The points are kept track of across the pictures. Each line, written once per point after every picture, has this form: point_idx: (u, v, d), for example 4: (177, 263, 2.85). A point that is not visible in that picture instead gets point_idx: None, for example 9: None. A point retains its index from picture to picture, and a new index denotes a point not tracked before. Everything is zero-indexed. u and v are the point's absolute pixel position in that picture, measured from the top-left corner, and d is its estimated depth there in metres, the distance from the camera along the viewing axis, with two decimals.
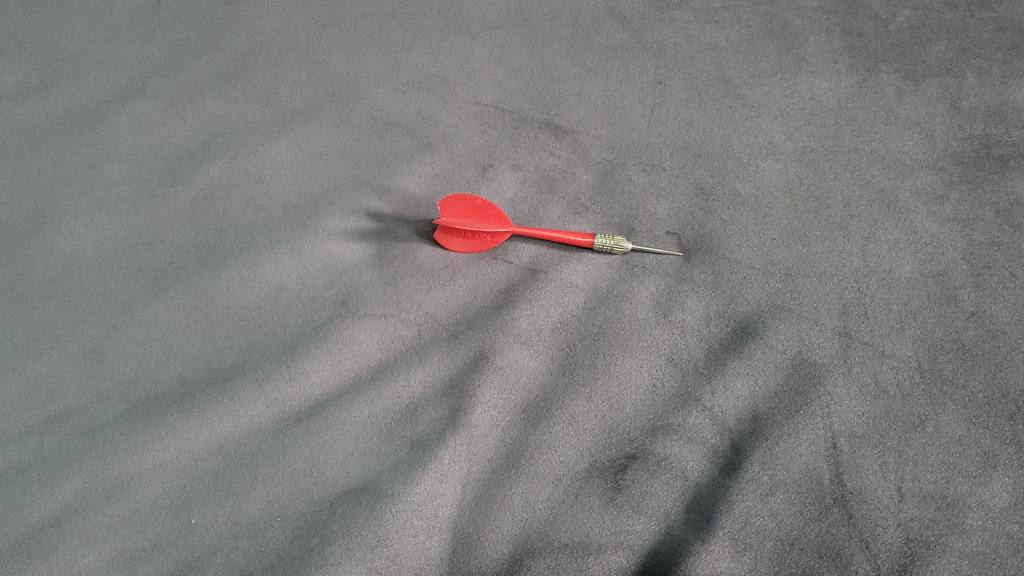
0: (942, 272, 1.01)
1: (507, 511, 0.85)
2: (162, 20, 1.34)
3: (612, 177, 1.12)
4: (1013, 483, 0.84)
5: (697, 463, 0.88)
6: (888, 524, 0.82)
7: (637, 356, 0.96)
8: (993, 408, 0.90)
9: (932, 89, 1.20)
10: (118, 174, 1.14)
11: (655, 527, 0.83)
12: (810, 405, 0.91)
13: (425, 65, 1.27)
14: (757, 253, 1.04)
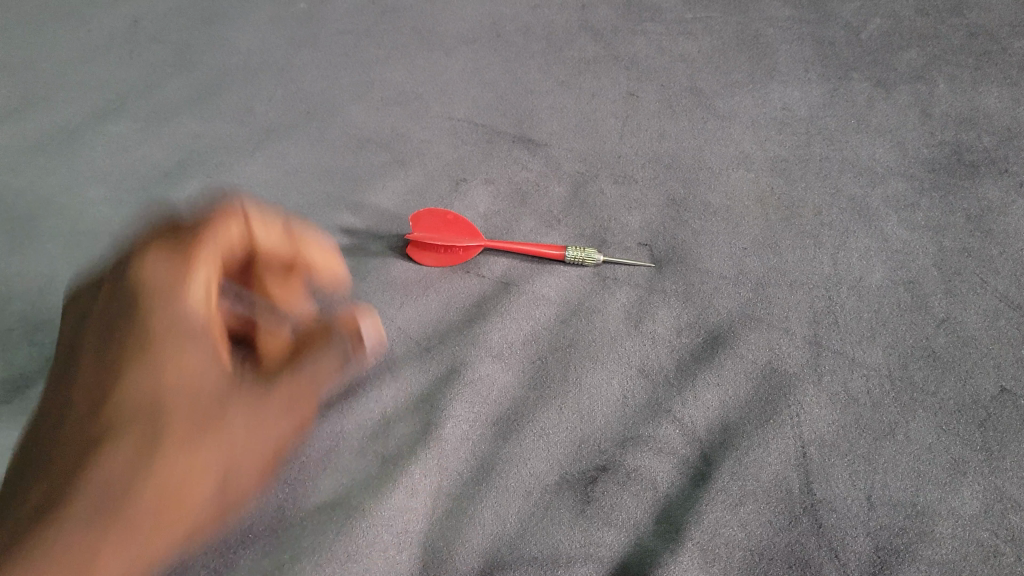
0: (912, 279, 1.02)
1: (477, 525, 0.85)
2: (139, 41, 1.35)
3: (584, 189, 1.12)
4: (983, 490, 0.85)
5: (667, 474, 0.88)
6: (857, 533, 0.83)
7: (608, 368, 0.97)
8: (964, 415, 0.91)
9: (903, 96, 1.20)
10: (95, 194, 1.15)
11: (625, 539, 0.84)
12: (780, 414, 0.92)
13: (398, 81, 1.27)
14: (729, 263, 1.05)
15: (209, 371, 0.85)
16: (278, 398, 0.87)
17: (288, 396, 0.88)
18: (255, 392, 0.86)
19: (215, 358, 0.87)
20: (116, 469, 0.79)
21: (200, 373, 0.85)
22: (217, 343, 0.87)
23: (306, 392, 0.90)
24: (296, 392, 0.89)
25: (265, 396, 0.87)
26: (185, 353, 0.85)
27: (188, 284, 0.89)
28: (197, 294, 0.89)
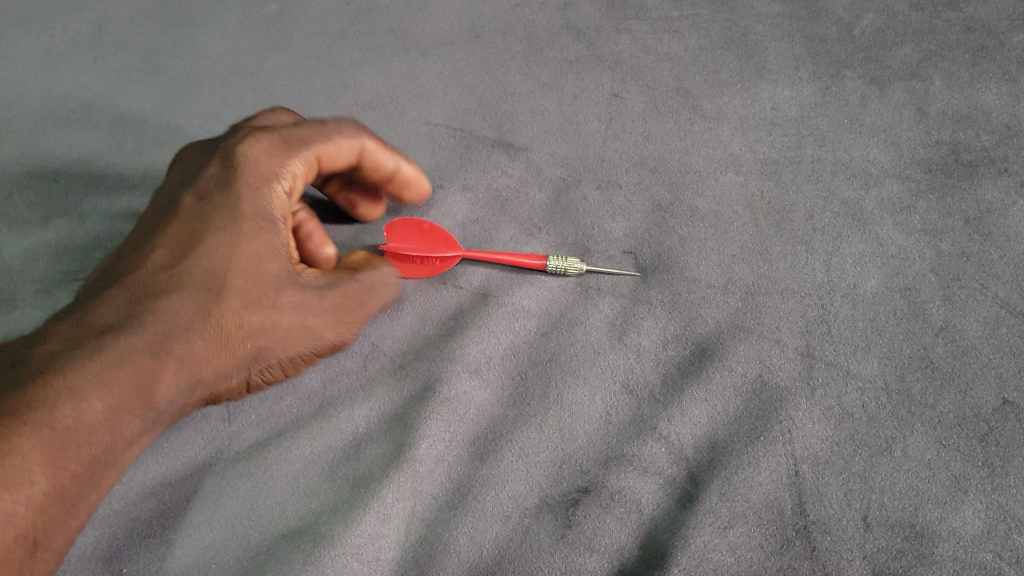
0: (908, 285, 0.98)
1: (453, 553, 0.81)
2: (105, 46, 1.27)
3: (566, 195, 1.08)
4: (986, 508, 0.82)
5: (652, 496, 0.84)
6: (852, 557, 0.80)
7: (591, 383, 0.92)
8: (965, 429, 0.87)
9: (898, 94, 1.15)
10: (56, 205, 1.07)
11: (608, 566, 0.80)
12: (771, 431, 0.88)
13: (374, 85, 1.21)
14: (717, 271, 1.00)
15: (263, 279, 0.86)
16: (306, 317, 0.87)
17: (321, 322, 0.88)
18: (296, 308, 0.86)
19: (263, 264, 0.86)
20: (112, 396, 0.75)
21: (243, 283, 0.85)
22: (273, 246, 0.87)
23: (329, 317, 0.89)
24: (335, 316, 0.89)
25: (299, 310, 0.87)
26: (246, 276, 0.85)
27: (253, 210, 0.88)
28: (259, 227, 0.87)
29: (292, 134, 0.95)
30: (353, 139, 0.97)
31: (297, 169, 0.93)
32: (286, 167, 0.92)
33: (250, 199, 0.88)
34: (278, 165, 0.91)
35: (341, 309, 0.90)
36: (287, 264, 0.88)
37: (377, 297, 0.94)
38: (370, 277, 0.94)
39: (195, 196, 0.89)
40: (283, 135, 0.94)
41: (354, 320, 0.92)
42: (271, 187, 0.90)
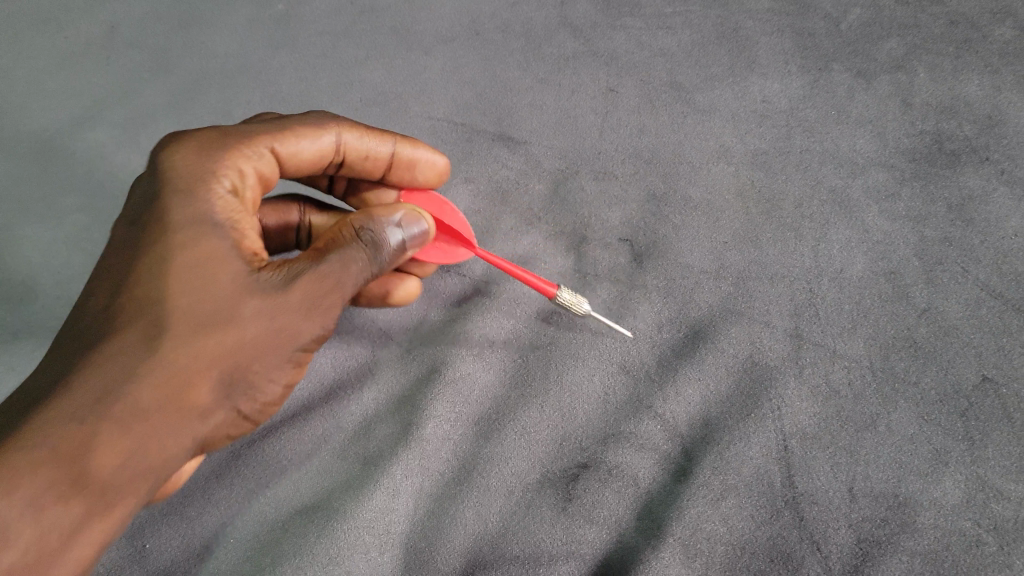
0: (893, 269, 1.02)
1: (459, 525, 0.86)
2: (116, 46, 1.28)
3: (564, 185, 1.12)
4: (965, 479, 0.86)
5: (648, 471, 0.89)
6: (839, 526, 0.84)
7: (589, 365, 0.96)
8: (946, 405, 0.91)
9: (884, 86, 1.19)
10: (72, 202, 1.11)
11: (607, 536, 0.85)
12: (761, 409, 0.92)
13: (377, 81, 1.23)
14: (709, 258, 1.04)
15: (203, 295, 0.72)
16: (275, 316, 0.74)
17: (289, 316, 0.75)
18: (260, 310, 0.74)
19: (208, 271, 0.74)
20: (52, 481, 0.62)
21: (183, 304, 0.71)
22: (211, 252, 0.75)
23: (298, 300, 0.76)
24: (311, 306, 0.77)
25: (259, 314, 0.74)
26: (185, 293, 0.72)
27: (191, 219, 0.77)
28: (204, 233, 0.76)
29: (228, 131, 0.88)
30: (324, 134, 0.95)
31: (251, 169, 0.86)
32: (231, 160, 0.84)
33: (188, 208, 0.77)
34: (213, 160, 0.83)
35: (322, 296, 0.78)
36: (229, 271, 0.75)
37: (347, 257, 0.81)
38: (347, 248, 0.82)
39: (127, 222, 0.77)
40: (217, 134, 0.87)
41: (330, 303, 0.79)
42: (203, 182, 0.80)
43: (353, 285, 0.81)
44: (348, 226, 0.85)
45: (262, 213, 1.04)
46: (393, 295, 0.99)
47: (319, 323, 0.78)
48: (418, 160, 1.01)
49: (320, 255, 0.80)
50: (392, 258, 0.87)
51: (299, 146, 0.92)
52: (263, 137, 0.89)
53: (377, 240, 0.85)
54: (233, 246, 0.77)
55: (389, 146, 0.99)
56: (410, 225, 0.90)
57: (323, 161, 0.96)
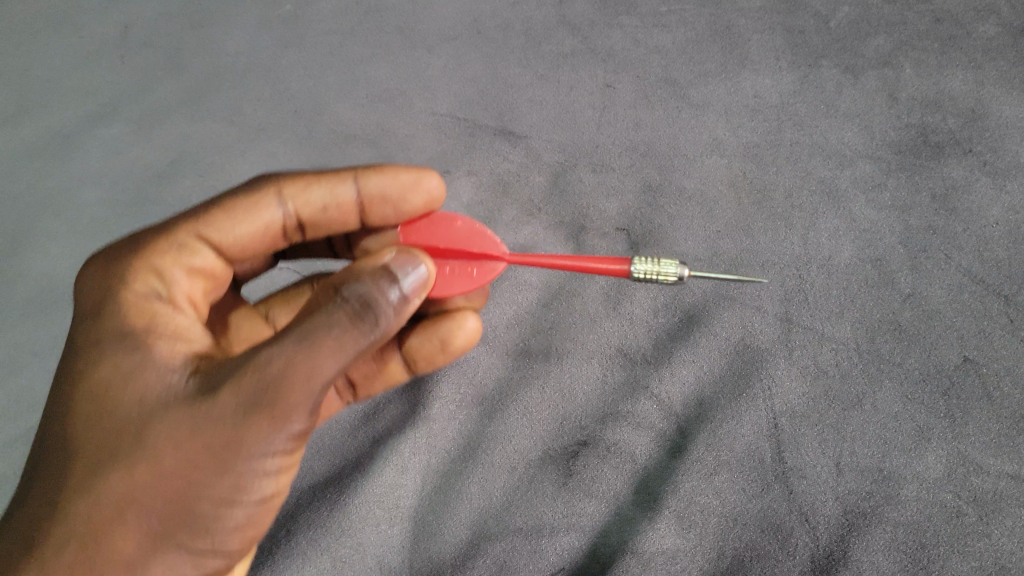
0: (879, 256, 1.06)
1: (465, 500, 0.92)
2: (129, 46, 1.31)
3: (564, 177, 1.16)
4: (947, 454, 0.91)
5: (645, 448, 0.94)
6: (826, 498, 0.89)
7: (588, 348, 1.01)
8: (929, 383, 0.95)
9: (870, 82, 1.23)
10: (90, 197, 1.15)
11: (605, 509, 0.90)
12: (752, 388, 0.96)
13: (383, 78, 1.27)
14: (703, 246, 1.09)
15: (117, 420, 0.68)
16: (205, 427, 0.65)
17: (222, 426, 0.65)
18: (185, 425, 0.65)
19: (120, 394, 0.69)
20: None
21: (100, 431, 0.68)
22: (122, 374, 0.70)
23: (235, 402, 0.65)
24: (247, 410, 0.65)
25: (178, 434, 0.65)
26: (103, 418, 0.68)
27: (111, 339, 0.72)
28: (114, 351, 0.71)
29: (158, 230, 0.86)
30: (264, 204, 0.89)
31: (182, 266, 0.82)
32: (157, 262, 0.81)
33: (104, 328, 0.74)
34: (131, 269, 0.79)
35: (262, 393, 0.65)
36: (146, 390, 0.68)
37: (317, 339, 0.66)
38: (312, 320, 0.67)
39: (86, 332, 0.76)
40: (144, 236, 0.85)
41: (288, 403, 0.65)
42: (119, 299, 0.76)
43: (324, 374, 0.66)
44: (334, 291, 0.71)
45: (271, 303, 0.98)
46: (451, 343, 0.91)
47: (269, 430, 0.65)
48: (395, 189, 0.90)
49: (278, 336, 0.67)
50: (398, 320, 0.71)
51: (235, 227, 0.87)
52: (184, 227, 0.85)
53: (366, 298, 0.69)
54: (156, 363, 0.70)
55: (350, 185, 0.91)
56: (405, 269, 0.73)
57: (275, 232, 0.90)
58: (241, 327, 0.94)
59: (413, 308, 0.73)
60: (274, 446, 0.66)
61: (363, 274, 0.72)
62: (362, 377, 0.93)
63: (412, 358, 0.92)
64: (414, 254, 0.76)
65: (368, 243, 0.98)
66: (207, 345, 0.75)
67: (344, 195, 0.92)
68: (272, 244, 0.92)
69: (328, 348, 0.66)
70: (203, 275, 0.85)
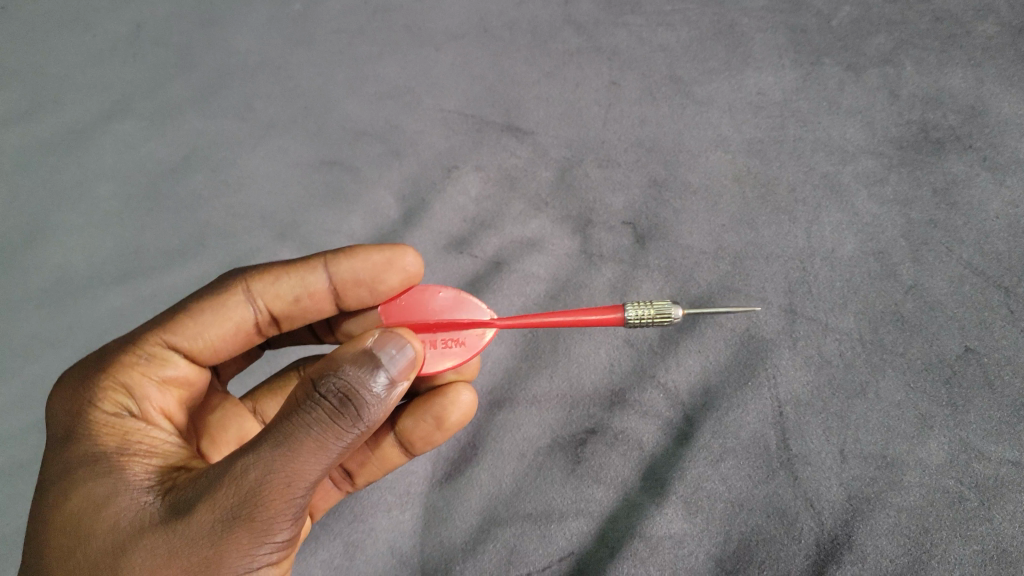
0: (881, 249, 1.07)
1: (475, 486, 0.93)
2: (142, 44, 1.33)
3: (570, 172, 1.17)
4: (949, 442, 0.91)
5: (652, 435, 0.95)
6: (831, 484, 0.90)
7: (595, 339, 1.03)
8: (931, 372, 0.96)
9: (873, 79, 1.24)
10: (104, 191, 1.17)
11: (613, 495, 0.92)
12: (757, 377, 0.98)
13: (391, 76, 1.28)
14: (708, 239, 1.10)
15: (93, 548, 0.69)
16: (183, 548, 0.67)
17: (204, 547, 0.67)
18: (163, 547, 0.67)
19: (93, 523, 0.70)
20: None
21: (76, 560, 0.69)
22: (95, 501, 0.71)
23: (212, 520, 0.67)
24: (226, 526, 0.67)
25: (157, 559, 0.67)
26: (77, 548, 0.70)
27: (82, 466, 0.74)
28: (86, 477, 0.73)
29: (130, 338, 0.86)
30: (231, 303, 0.89)
31: (153, 378, 0.83)
32: (125, 377, 0.82)
33: (76, 453, 0.75)
34: (98, 386, 0.80)
35: (240, 507, 0.67)
36: (118, 516, 0.70)
37: (296, 443, 0.68)
38: (291, 423, 0.68)
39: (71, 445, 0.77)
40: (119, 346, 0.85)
41: (268, 515, 0.67)
42: (89, 422, 0.77)
43: (304, 477, 0.68)
44: (308, 385, 0.70)
45: (258, 397, 1.00)
46: (447, 420, 0.90)
47: (252, 541, 0.68)
48: (370, 270, 0.90)
49: (255, 443, 0.69)
50: (385, 408, 0.72)
51: (206, 331, 0.88)
52: (151, 333, 0.85)
53: (345, 393, 0.69)
54: (128, 486, 0.72)
55: (321, 272, 0.91)
56: (389, 352, 0.73)
57: (249, 329, 0.91)
58: (226, 426, 0.95)
59: (401, 390, 0.73)
60: (258, 557, 0.69)
61: (336, 361, 0.72)
62: (358, 465, 0.91)
63: (409, 440, 0.91)
64: (398, 332, 0.75)
65: (350, 326, 0.99)
66: (183, 454, 0.79)
67: (316, 284, 0.92)
68: (247, 341, 0.92)
69: (308, 455, 0.68)
70: (176, 383, 0.86)
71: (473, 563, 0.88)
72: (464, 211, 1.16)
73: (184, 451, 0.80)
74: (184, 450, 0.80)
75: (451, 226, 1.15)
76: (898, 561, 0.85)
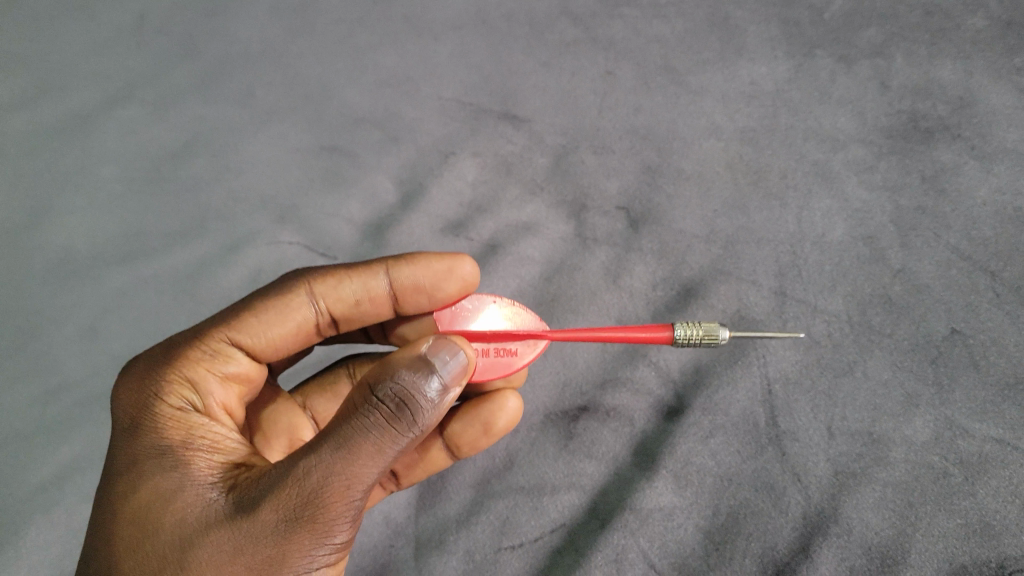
0: (871, 234, 1.05)
1: (470, 460, 0.95)
2: (146, 34, 1.30)
3: (566, 159, 1.18)
4: (934, 419, 0.89)
5: (642, 412, 0.96)
6: (819, 459, 0.89)
7: (588, 318, 1.05)
8: (918, 353, 0.95)
9: (863, 71, 1.20)
10: (108, 174, 1.16)
11: (604, 469, 0.93)
12: (747, 357, 0.97)
13: (390, 64, 1.28)
14: (700, 223, 1.10)
15: (158, 543, 0.63)
16: (249, 547, 0.62)
17: (265, 546, 0.61)
18: (228, 543, 0.62)
19: (161, 514, 0.65)
20: None
21: (144, 553, 0.64)
22: (162, 495, 0.66)
23: (276, 519, 0.62)
24: (288, 526, 0.62)
25: (220, 557, 0.62)
26: (144, 541, 0.64)
27: (149, 458, 0.68)
28: (155, 470, 0.68)
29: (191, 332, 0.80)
30: (294, 302, 0.83)
31: (216, 374, 0.78)
32: (190, 372, 0.76)
33: (141, 445, 0.70)
34: (163, 380, 0.74)
35: (303, 509, 0.62)
36: (186, 510, 0.64)
37: (354, 446, 0.63)
38: (348, 425, 0.63)
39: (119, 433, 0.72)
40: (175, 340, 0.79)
41: (329, 516, 0.62)
42: (154, 414, 0.72)
43: (363, 480, 0.63)
44: (364, 387, 0.65)
45: (307, 392, 0.95)
46: (494, 426, 0.90)
47: (312, 544, 0.62)
48: (432, 278, 0.85)
49: (316, 443, 0.64)
50: (438, 413, 0.67)
51: (267, 329, 0.82)
52: (216, 329, 0.80)
53: (402, 396, 0.64)
54: (194, 482, 0.66)
55: (383, 277, 0.86)
56: (442, 357, 0.68)
57: (309, 330, 0.85)
58: (277, 421, 0.91)
59: (453, 397, 0.68)
60: (314, 561, 0.64)
61: (388, 364, 0.67)
62: (405, 467, 0.90)
63: (456, 444, 0.91)
64: (451, 338, 0.70)
65: (403, 330, 0.94)
66: (244, 452, 0.72)
67: (378, 288, 0.86)
68: (305, 341, 0.87)
69: (365, 458, 0.63)
70: (237, 379, 0.80)
71: (467, 534, 0.89)
72: (461, 195, 1.17)
73: (246, 448, 0.74)
74: (245, 448, 0.73)
75: (447, 211, 1.16)
76: (884, 534, 0.83)
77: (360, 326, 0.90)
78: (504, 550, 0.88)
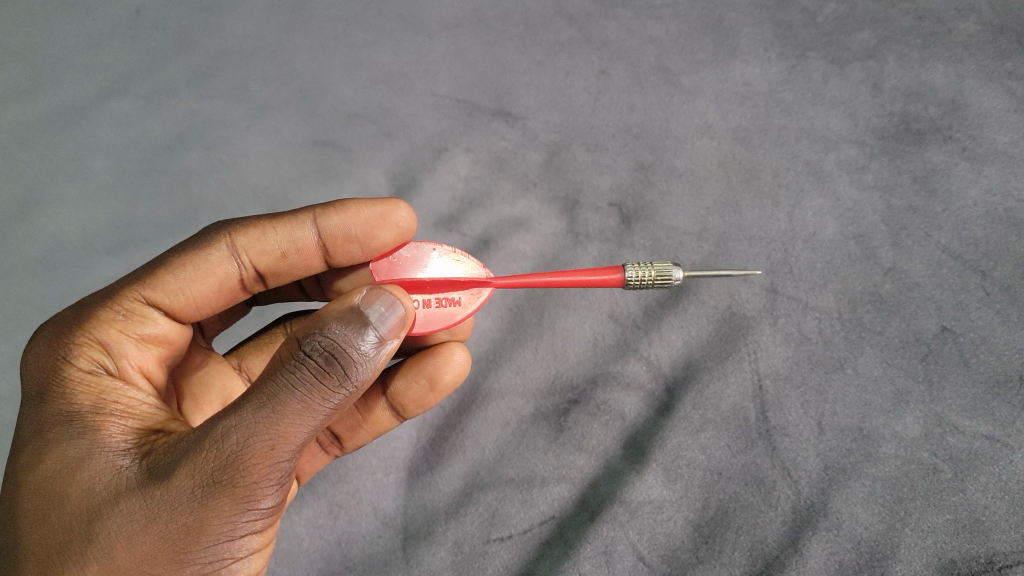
0: (862, 233, 1.03)
1: (460, 452, 0.95)
2: (142, 27, 1.29)
3: (559, 156, 1.18)
4: (924, 416, 0.88)
5: (634, 406, 0.96)
6: (808, 454, 0.88)
7: (580, 313, 1.03)
8: (909, 350, 0.93)
9: (856, 73, 1.17)
10: (101, 166, 1.16)
11: (595, 463, 0.92)
12: (739, 351, 0.96)
13: (385, 61, 1.26)
14: (692, 220, 1.10)
15: (66, 514, 0.62)
16: (162, 514, 0.60)
17: (181, 512, 0.60)
18: (140, 513, 0.60)
19: (66, 485, 0.62)
20: None
21: (50, 526, 0.62)
22: (69, 463, 0.63)
23: (192, 485, 0.60)
24: (205, 492, 0.60)
25: (132, 525, 0.60)
26: (49, 514, 0.62)
27: (57, 425, 0.66)
28: (61, 438, 0.65)
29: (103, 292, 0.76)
30: (214, 258, 0.80)
31: (131, 335, 0.74)
32: (102, 334, 0.72)
33: (48, 412, 0.67)
34: (74, 342, 0.71)
35: (221, 473, 0.60)
36: (94, 480, 0.62)
37: (281, 404, 0.61)
38: (274, 383, 0.62)
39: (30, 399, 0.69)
40: (86, 301, 0.75)
41: (252, 480, 0.60)
42: (62, 380, 0.69)
43: (290, 440, 0.61)
44: (293, 343, 0.64)
45: (243, 353, 0.94)
46: (440, 381, 0.90)
47: (233, 510, 0.61)
48: (362, 226, 0.83)
49: (238, 403, 0.62)
50: (374, 369, 0.65)
51: (187, 287, 0.78)
52: (128, 289, 0.75)
53: (330, 351, 0.63)
54: (105, 448, 0.64)
55: (311, 226, 0.83)
56: (378, 309, 0.66)
57: (232, 286, 0.82)
58: (210, 385, 0.89)
59: (391, 350, 0.67)
60: (239, 527, 0.62)
61: (319, 318, 0.65)
62: (348, 430, 0.89)
63: (401, 404, 0.91)
64: (388, 289, 0.69)
65: (340, 284, 0.93)
66: (161, 416, 0.70)
67: (305, 239, 0.84)
68: (229, 298, 0.83)
69: (294, 416, 0.61)
70: (156, 342, 0.76)
71: (455, 525, 0.89)
72: (454, 190, 1.17)
73: (165, 413, 0.71)
74: (163, 412, 0.71)
75: (440, 205, 1.16)
76: (873, 529, 0.83)
77: (290, 280, 0.87)
78: (493, 541, 0.87)
